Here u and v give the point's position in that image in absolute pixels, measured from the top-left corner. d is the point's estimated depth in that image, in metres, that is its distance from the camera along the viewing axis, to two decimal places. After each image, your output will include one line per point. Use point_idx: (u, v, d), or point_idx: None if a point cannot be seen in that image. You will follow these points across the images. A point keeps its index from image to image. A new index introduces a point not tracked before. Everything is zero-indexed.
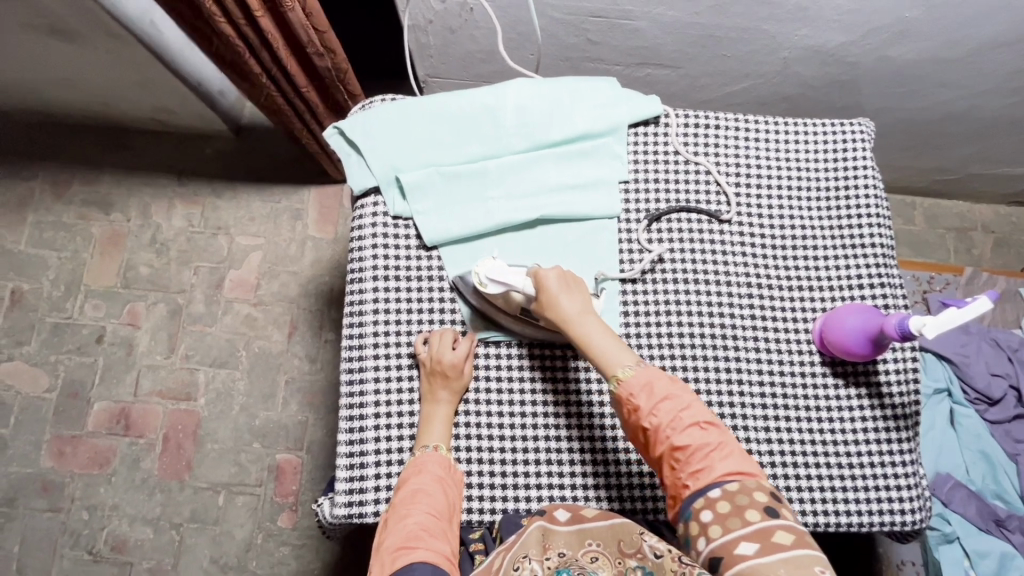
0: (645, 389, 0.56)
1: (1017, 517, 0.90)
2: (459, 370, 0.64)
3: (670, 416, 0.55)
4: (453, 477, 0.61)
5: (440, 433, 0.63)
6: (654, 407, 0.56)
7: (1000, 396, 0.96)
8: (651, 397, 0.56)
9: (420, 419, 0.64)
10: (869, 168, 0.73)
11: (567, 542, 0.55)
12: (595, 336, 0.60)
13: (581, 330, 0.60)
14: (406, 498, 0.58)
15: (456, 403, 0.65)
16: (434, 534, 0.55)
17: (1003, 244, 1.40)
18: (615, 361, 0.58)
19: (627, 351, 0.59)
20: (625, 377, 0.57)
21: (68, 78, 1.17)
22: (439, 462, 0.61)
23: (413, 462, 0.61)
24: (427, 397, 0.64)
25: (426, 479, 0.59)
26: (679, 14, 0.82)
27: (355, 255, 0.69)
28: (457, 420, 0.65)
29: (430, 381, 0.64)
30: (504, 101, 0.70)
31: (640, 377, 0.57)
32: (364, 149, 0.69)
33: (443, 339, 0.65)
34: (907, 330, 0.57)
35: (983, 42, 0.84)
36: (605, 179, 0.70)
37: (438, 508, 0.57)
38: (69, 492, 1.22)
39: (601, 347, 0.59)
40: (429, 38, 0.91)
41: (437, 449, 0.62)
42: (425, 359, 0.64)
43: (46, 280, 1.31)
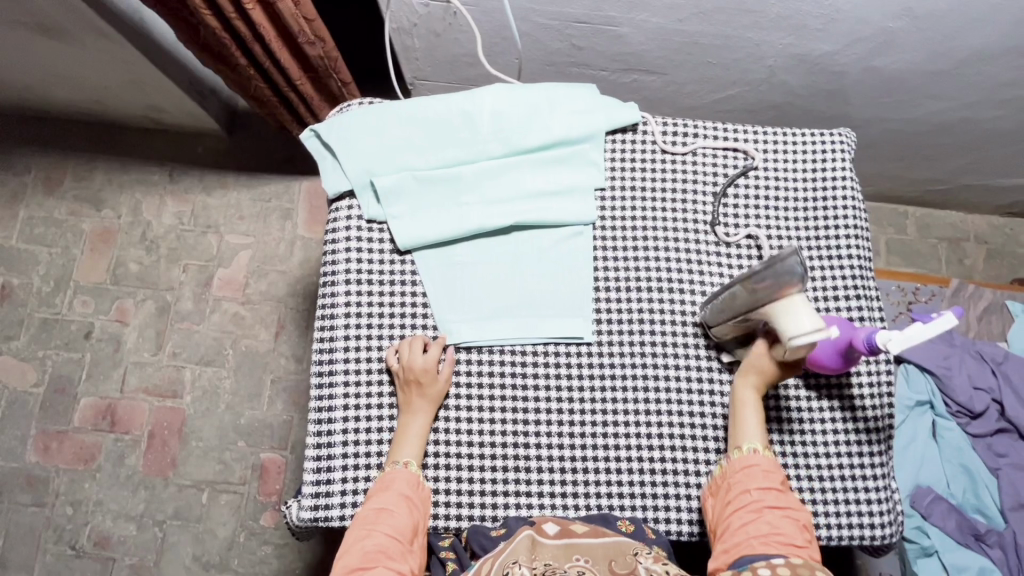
0: (759, 469, 0.59)
1: (997, 532, 0.89)
2: (432, 384, 0.63)
3: (774, 497, 0.58)
4: (420, 496, 0.61)
5: (413, 447, 0.62)
6: (761, 482, 0.59)
7: (983, 409, 0.95)
8: (761, 474, 0.59)
9: (394, 432, 0.64)
10: (847, 178, 0.73)
11: (554, 555, 0.53)
12: (748, 409, 0.63)
13: (749, 400, 0.63)
14: (369, 518, 0.58)
15: (433, 414, 0.64)
16: (393, 555, 0.56)
17: (997, 255, 1.39)
18: (751, 437, 0.61)
19: (764, 438, 0.62)
20: (748, 452, 0.61)
21: (61, 76, 1.18)
22: (407, 480, 0.60)
23: (382, 478, 0.60)
24: (404, 410, 0.64)
25: (391, 496, 0.59)
26: (663, 21, 0.82)
27: (328, 258, 0.69)
28: (436, 429, 0.65)
29: (406, 390, 0.64)
30: (480, 107, 0.70)
31: (762, 460, 0.60)
32: (339, 152, 0.69)
33: (415, 349, 0.64)
34: (874, 344, 0.57)
35: (968, 54, 0.83)
36: (582, 185, 0.70)
37: (400, 529, 0.57)
38: (54, 487, 1.22)
39: (745, 416, 0.63)
40: (414, 41, 0.91)
41: (407, 465, 0.61)
42: (399, 371, 0.64)
43: (36, 275, 1.32)
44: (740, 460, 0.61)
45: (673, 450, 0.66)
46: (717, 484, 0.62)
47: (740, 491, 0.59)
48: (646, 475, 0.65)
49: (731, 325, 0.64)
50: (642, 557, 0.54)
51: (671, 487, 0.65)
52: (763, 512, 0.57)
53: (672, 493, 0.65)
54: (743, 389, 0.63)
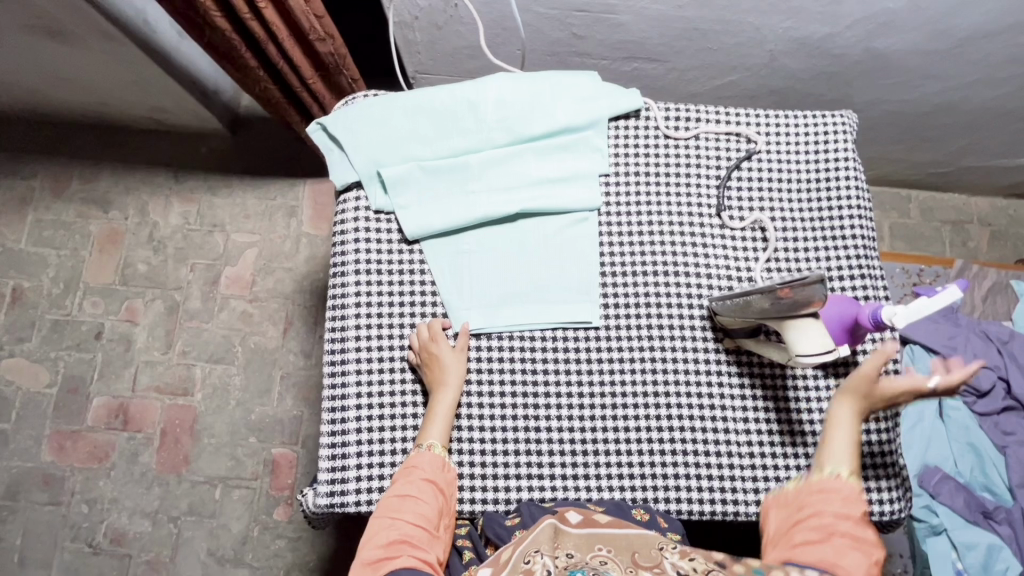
0: (839, 495, 0.55)
1: (1005, 509, 0.89)
2: (442, 361, 0.64)
3: (849, 526, 0.53)
4: (444, 478, 0.61)
5: (439, 430, 0.63)
6: (837, 508, 0.54)
7: (989, 387, 0.95)
8: (840, 501, 0.55)
9: (424, 414, 0.65)
10: (851, 160, 0.73)
11: (577, 544, 0.54)
12: (840, 429, 0.58)
13: (844, 421, 0.59)
14: (393, 505, 0.58)
15: (459, 393, 0.65)
16: (420, 544, 0.55)
17: (1000, 237, 1.39)
18: (839, 462, 0.57)
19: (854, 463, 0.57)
20: (831, 476, 0.56)
21: (65, 78, 1.19)
22: (432, 460, 0.61)
23: (408, 461, 0.61)
24: (432, 387, 0.64)
25: (415, 481, 0.59)
26: (662, 7, 0.82)
27: (338, 250, 0.70)
28: (459, 418, 0.66)
29: (428, 372, 0.64)
30: (485, 97, 0.70)
31: (847, 485, 0.56)
32: (346, 144, 0.70)
33: (430, 330, 0.65)
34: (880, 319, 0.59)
35: (968, 33, 0.83)
36: (586, 172, 0.71)
37: (424, 515, 0.57)
38: (69, 485, 1.24)
39: (837, 438, 0.58)
40: (416, 34, 0.92)
41: (432, 447, 0.62)
42: (416, 355, 0.66)
43: (46, 278, 1.33)
44: (818, 482, 0.57)
45: (683, 432, 0.67)
46: (787, 495, 0.58)
47: (815, 512, 0.55)
48: (656, 457, 0.66)
49: (744, 322, 0.64)
50: (667, 552, 0.53)
51: (681, 468, 0.66)
52: (833, 538, 0.53)
53: (682, 474, 0.66)
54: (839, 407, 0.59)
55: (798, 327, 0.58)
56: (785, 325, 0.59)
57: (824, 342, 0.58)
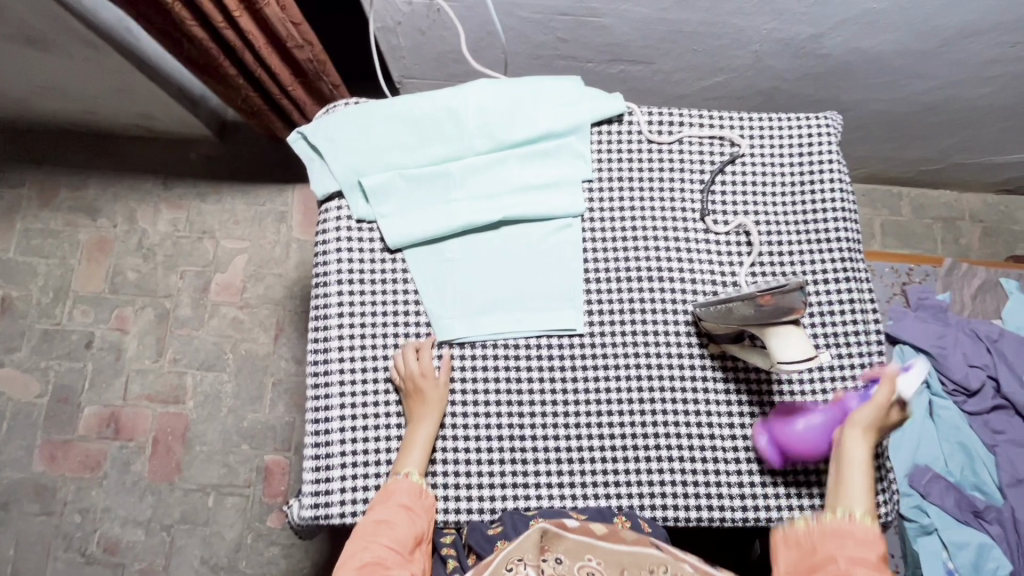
0: (853, 539, 0.55)
1: (995, 508, 0.89)
2: (425, 394, 0.64)
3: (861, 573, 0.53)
4: (422, 505, 0.61)
5: (417, 459, 0.63)
6: (852, 552, 0.54)
7: (978, 386, 0.95)
8: (853, 546, 0.54)
9: (400, 444, 0.64)
10: (835, 162, 0.73)
11: (567, 550, 0.54)
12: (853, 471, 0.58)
13: (858, 458, 0.58)
14: (368, 530, 0.58)
15: (437, 423, 0.64)
16: (390, 565, 0.55)
17: (992, 233, 1.39)
18: (854, 503, 0.57)
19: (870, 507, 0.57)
20: (844, 517, 0.56)
21: (50, 86, 1.18)
22: (408, 490, 0.61)
23: (384, 488, 0.61)
24: (411, 420, 0.64)
25: (391, 507, 0.59)
26: (645, 10, 0.82)
27: (320, 261, 0.69)
28: (442, 436, 0.66)
29: (409, 402, 0.64)
30: (465, 103, 0.70)
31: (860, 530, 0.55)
32: (326, 153, 0.69)
33: (419, 358, 0.65)
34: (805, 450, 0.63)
35: (953, 32, 0.83)
36: (568, 178, 0.70)
37: (400, 541, 0.57)
38: (61, 495, 1.24)
39: (851, 483, 0.58)
40: (399, 39, 0.91)
41: (408, 476, 0.61)
42: (400, 382, 0.65)
43: (35, 287, 1.33)
44: (830, 524, 0.56)
45: (667, 438, 0.67)
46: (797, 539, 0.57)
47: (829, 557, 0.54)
48: (641, 463, 0.66)
49: (728, 328, 0.63)
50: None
51: (667, 474, 0.66)
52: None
53: (667, 480, 0.66)
54: (850, 440, 0.59)
55: (779, 333, 0.58)
56: (767, 330, 0.58)
57: (805, 348, 0.57)
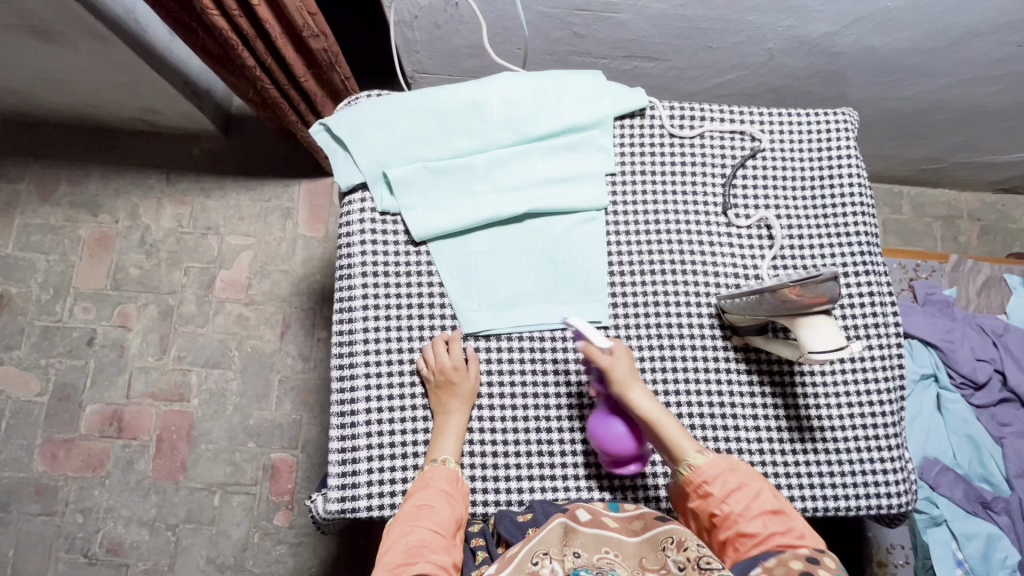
0: (717, 478, 0.58)
1: (1003, 499, 0.91)
2: (456, 385, 0.63)
3: (738, 499, 0.57)
4: (459, 491, 0.61)
5: (450, 446, 0.63)
6: (740, 501, 0.57)
7: (985, 379, 0.97)
8: (716, 486, 0.58)
9: (432, 430, 0.64)
10: (853, 157, 0.74)
11: (584, 544, 0.55)
12: (665, 423, 0.60)
13: (660, 414, 0.61)
14: (411, 514, 0.57)
15: (468, 414, 0.65)
16: (435, 549, 0.55)
17: (990, 231, 1.41)
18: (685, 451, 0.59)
19: (693, 439, 0.61)
20: (696, 467, 0.59)
21: (53, 80, 1.16)
22: (446, 476, 0.60)
23: (422, 475, 0.61)
24: (438, 410, 0.64)
25: (432, 492, 0.59)
26: (663, 7, 0.82)
27: (343, 253, 0.69)
28: (470, 428, 0.66)
29: (439, 393, 0.64)
30: (490, 96, 0.70)
31: (712, 465, 0.59)
32: (350, 146, 0.69)
33: (450, 351, 0.64)
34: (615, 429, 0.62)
35: (964, 31, 0.84)
36: (593, 172, 0.71)
37: (442, 525, 0.57)
38: (62, 495, 1.21)
39: (673, 434, 0.60)
40: (415, 33, 0.91)
41: (445, 462, 0.61)
42: (429, 375, 0.64)
43: (34, 283, 1.30)
44: (690, 481, 0.59)
45: (692, 429, 0.67)
46: (690, 513, 0.60)
47: (734, 530, 0.56)
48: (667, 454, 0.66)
49: (754, 319, 0.64)
50: (669, 550, 0.53)
51: None
52: (738, 521, 0.56)
53: None
54: (636, 401, 0.61)
55: (810, 323, 0.58)
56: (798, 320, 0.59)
57: (836, 337, 0.58)
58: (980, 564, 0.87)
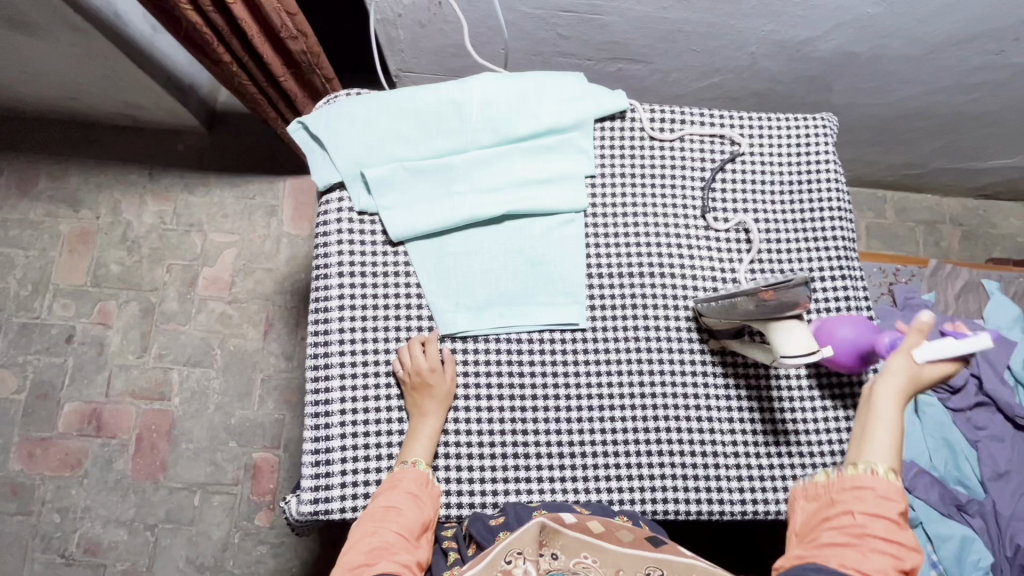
0: (878, 497, 0.52)
1: (977, 501, 0.92)
2: (432, 387, 0.63)
3: (882, 527, 0.51)
4: (428, 493, 0.60)
5: (423, 448, 0.62)
6: (870, 508, 0.52)
7: (962, 384, 0.98)
8: (875, 501, 0.52)
9: (407, 431, 0.64)
10: (831, 162, 0.74)
11: (566, 546, 0.54)
12: (884, 424, 0.55)
13: (884, 414, 0.55)
14: (377, 514, 0.57)
15: (444, 416, 0.64)
16: (399, 550, 0.55)
17: (971, 237, 1.43)
18: (877, 457, 0.54)
19: (896, 459, 0.54)
20: (865, 471, 0.53)
21: (33, 73, 1.15)
22: (416, 478, 0.60)
23: (392, 477, 0.60)
24: (415, 412, 0.63)
25: (400, 493, 0.58)
26: (647, 9, 0.82)
27: (321, 253, 0.68)
28: (446, 430, 0.65)
29: (415, 394, 0.63)
30: (470, 96, 0.70)
31: (885, 486, 0.52)
32: (328, 144, 0.68)
33: (430, 356, 0.64)
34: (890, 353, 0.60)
35: (944, 38, 0.85)
36: (572, 173, 0.71)
37: (409, 527, 0.57)
38: (39, 495, 1.20)
39: (878, 435, 0.55)
40: (399, 32, 0.91)
41: (416, 465, 0.61)
42: (404, 376, 0.64)
43: (13, 280, 1.28)
44: (851, 478, 0.54)
45: (668, 432, 0.67)
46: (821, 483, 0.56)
47: (841, 510, 0.52)
48: (641, 456, 0.66)
49: (729, 323, 0.64)
50: None
51: (669, 469, 0.66)
52: (863, 541, 0.50)
53: (668, 474, 0.66)
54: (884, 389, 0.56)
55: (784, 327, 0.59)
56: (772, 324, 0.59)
57: (808, 344, 0.59)
58: (953, 566, 0.88)
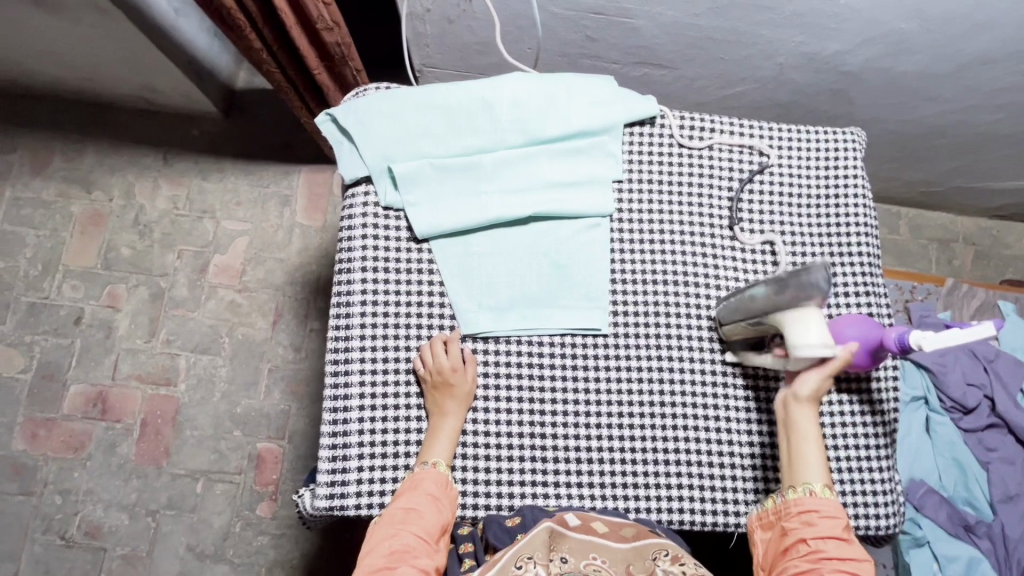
0: (824, 516, 0.55)
1: (985, 523, 0.92)
2: (454, 388, 0.63)
3: (835, 547, 0.54)
4: (447, 495, 0.60)
5: (443, 449, 0.62)
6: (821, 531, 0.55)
7: (975, 405, 0.98)
8: (822, 522, 0.55)
9: (426, 432, 0.63)
10: (859, 177, 0.74)
11: (572, 549, 0.54)
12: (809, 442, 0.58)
13: (809, 432, 0.59)
14: (397, 516, 0.57)
15: (463, 417, 0.64)
16: (419, 554, 0.55)
17: (983, 256, 1.43)
18: (813, 478, 0.57)
19: (827, 472, 0.58)
20: (807, 494, 0.57)
21: (53, 52, 1.14)
22: (435, 480, 0.59)
23: (411, 477, 0.60)
24: (435, 411, 0.63)
25: (419, 496, 0.58)
26: (678, 15, 0.82)
27: (344, 247, 0.68)
28: (464, 431, 0.65)
29: (436, 394, 0.63)
30: (501, 95, 0.69)
31: (826, 504, 0.56)
32: (356, 137, 0.68)
33: (452, 356, 0.63)
34: (907, 343, 0.58)
35: (974, 57, 0.85)
36: (600, 178, 0.70)
37: (428, 530, 0.56)
38: (42, 475, 1.19)
39: (807, 457, 0.58)
40: (426, 27, 0.90)
41: (436, 466, 0.60)
42: (425, 375, 0.63)
43: (23, 258, 1.28)
44: (796, 502, 0.57)
45: (686, 441, 0.67)
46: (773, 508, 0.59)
47: (797, 539, 0.55)
48: (658, 464, 0.66)
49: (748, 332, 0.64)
50: (661, 560, 0.54)
51: (686, 478, 0.66)
52: (820, 564, 0.53)
53: (684, 484, 0.66)
54: (799, 413, 0.59)
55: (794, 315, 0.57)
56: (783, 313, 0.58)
57: (822, 329, 0.57)
58: None
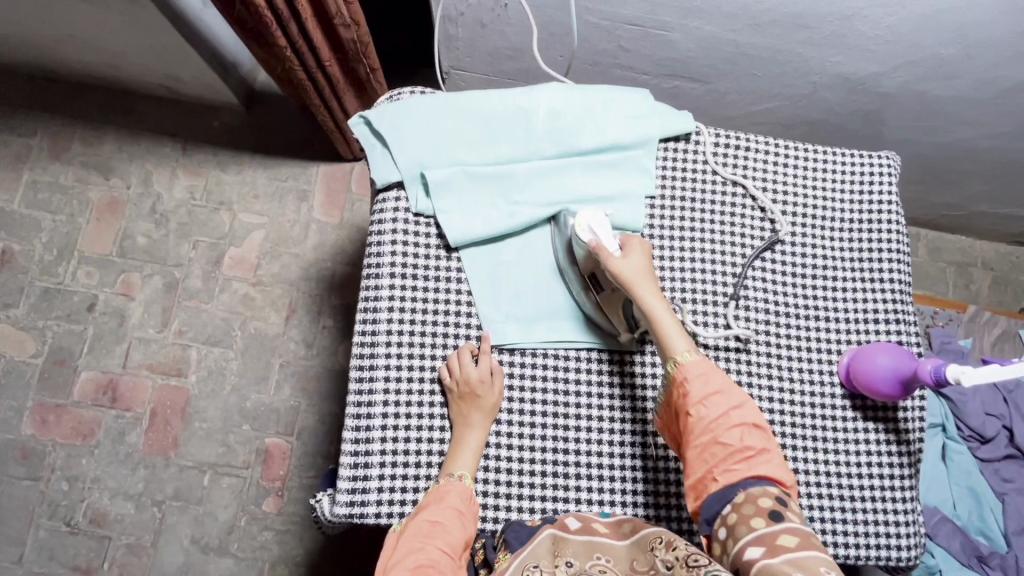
0: (700, 378, 0.57)
1: (999, 554, 0.91)
2: (481, 399, 0.62)
3: (717, 408, 0.56)
4: (472, 510, 0.59)
5: (468, 461, 0.61)
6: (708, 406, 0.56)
7: (993, 435, 0.97)
8: (697, 385, 0.57)
9: (450, 443, 0.63)
10: (893, 202, 0.73)
11: (576, 552, 0.54)
12: (663, 316, 0.60)
13: (662, 312, 0.60)
14: (422, 530, 0.56)
15: (487, 429, 0.63)
16: (444, 570, 0.54)
17: (1001, 282, 1.42)
18: (679, 346, 0.59)
19: (685, 336, 0.60)
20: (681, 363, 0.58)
21: (80, 38, 1.14)
22: (461, 494, 0.59)
23: (436, 489, 0.59)
24: (459, 422, 0.62)
25: (444, 509, 0.58)
26: (715, 30, 0.81)
27: (373, 251, 0.67)
28: (488, 444, 0.64)
29: (461, 404, 0.62)
30: (537, 105, 0.68)
31: (698, 365, 0.58)
32: (390, 141, 0.67)
33: (483, 368, 0.63)
34: (943, 375, 0.58)
35: (1013, 84, 0.84)
36: (633, 193, 0.69)
37: (453, 545, 0.56)
38: (49, 461, 1.19)
39: (666, 329, 0.59)
40: (458, 30, 0.89)
41: (461, 479, 0.60)
42: (451, 384, 0.63)
43: (38, 242, 1.27)
44: (675, 380, 0.58)
45: None
46: (664, 400, 0.60)
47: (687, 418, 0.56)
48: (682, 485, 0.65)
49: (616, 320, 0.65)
50: (659, 550, 0.51)
51: None
52: (713, 431, 0.55)
53: None
54: (650, 303, 0.60)
55: (584, 221, 0.64)
56: (579, 228, 0.63)
57: (605, 223, 0.64)
58: None
